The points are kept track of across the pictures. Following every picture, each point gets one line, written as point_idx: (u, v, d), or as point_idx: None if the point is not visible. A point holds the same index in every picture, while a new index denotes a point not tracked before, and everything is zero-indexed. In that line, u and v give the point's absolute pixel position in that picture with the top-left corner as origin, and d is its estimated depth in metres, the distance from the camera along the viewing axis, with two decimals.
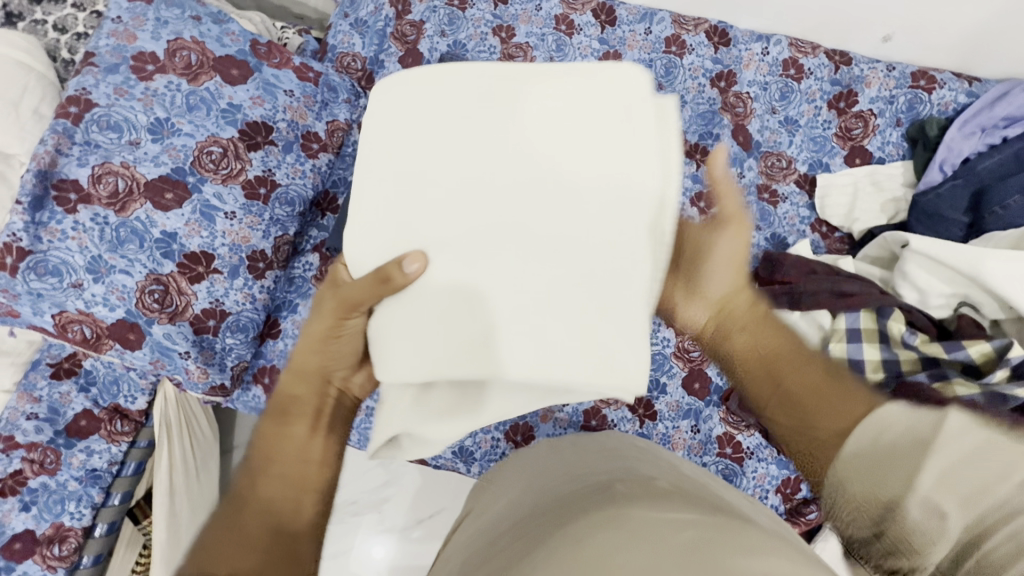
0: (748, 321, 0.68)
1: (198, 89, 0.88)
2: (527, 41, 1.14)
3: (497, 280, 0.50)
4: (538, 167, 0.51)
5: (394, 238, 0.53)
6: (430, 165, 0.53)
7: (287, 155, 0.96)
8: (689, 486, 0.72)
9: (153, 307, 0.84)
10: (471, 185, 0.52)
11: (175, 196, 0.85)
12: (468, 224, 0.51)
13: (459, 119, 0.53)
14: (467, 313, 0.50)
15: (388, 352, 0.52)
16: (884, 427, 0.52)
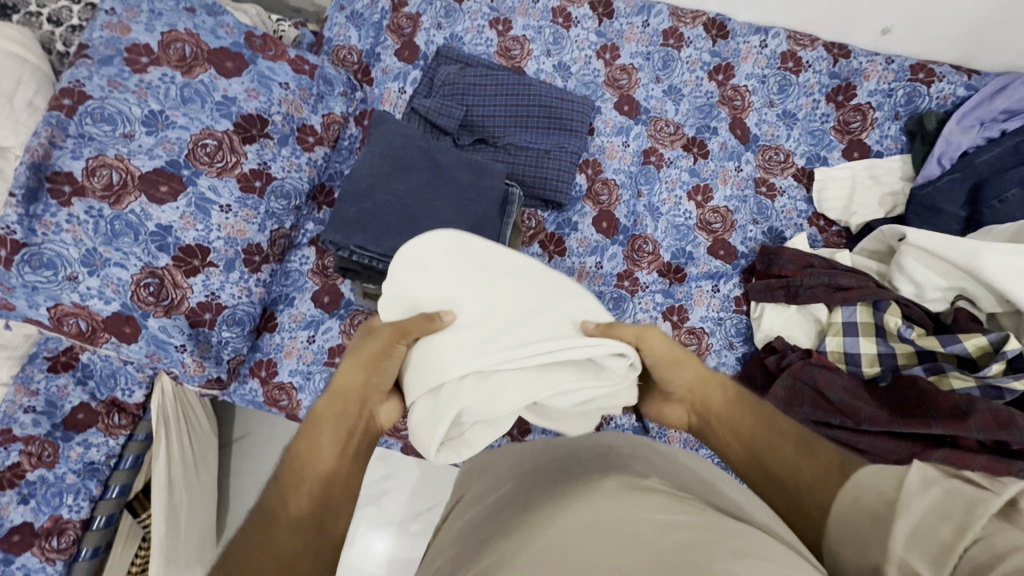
0: (726, 408, 0.65)
1: (192, 82, 0.87)
2: (523, 34, 1.13)
3: (493, 352, 0.58)
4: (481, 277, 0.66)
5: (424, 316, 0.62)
6: (420, 279, 0.65)
7: (282, 148, 0.96)
8: (681, 482, 0.72)
9: (148, 300, 0.84)
10: (448, 293, 0.63)
11: (170, 189, 0.85)
12: (462, 306, 0.62)
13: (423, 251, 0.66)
14: (475, 375, 0.57)
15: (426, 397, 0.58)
16: (875, 491, 0.48)
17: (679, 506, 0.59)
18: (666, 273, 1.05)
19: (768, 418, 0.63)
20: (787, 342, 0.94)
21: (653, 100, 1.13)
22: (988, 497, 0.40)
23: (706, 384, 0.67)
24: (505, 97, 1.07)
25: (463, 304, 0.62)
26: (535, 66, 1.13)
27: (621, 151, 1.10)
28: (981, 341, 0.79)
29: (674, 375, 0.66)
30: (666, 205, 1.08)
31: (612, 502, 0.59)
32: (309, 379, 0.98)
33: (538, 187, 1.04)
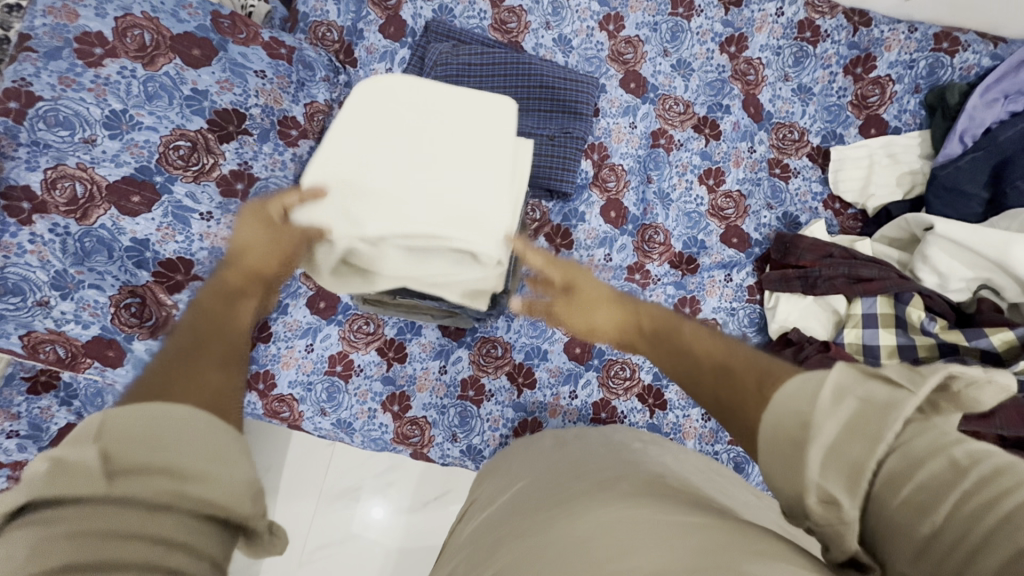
0: (642, 337, 0.62)
1: (156, 75, 0.78)
2: (519, 5, 1.05)
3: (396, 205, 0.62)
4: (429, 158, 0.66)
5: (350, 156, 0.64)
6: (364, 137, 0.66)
7: (264, 144, 0.87)
8: (695, 485, 0.70)
9: (131, 322, 0.78)
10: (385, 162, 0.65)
11: (143, 199, 0.77)
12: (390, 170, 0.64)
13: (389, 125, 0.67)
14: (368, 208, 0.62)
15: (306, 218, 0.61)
16: (788, 399, 0.41)
17: (699, 511, 0.57)
18: (678, 264, 1.01)
19: (679, 344, 0.57)
20: (803, 334, 0.92)
21: (661, 75, 1.06)
22: (903, 397, 0.36)
23: (629, 319, 0.64)
24: (504, 79, 0.99)
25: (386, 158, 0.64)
26: (534, 41, 1.04)
27: (628, 134, 1.04)
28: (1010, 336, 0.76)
29: (596, 315, 0.65)
30: (677, 190, 1.03)
31: (632, 506, 0.57)
32: (311, 390, 0.95)
33: (542, 177, 0.98)
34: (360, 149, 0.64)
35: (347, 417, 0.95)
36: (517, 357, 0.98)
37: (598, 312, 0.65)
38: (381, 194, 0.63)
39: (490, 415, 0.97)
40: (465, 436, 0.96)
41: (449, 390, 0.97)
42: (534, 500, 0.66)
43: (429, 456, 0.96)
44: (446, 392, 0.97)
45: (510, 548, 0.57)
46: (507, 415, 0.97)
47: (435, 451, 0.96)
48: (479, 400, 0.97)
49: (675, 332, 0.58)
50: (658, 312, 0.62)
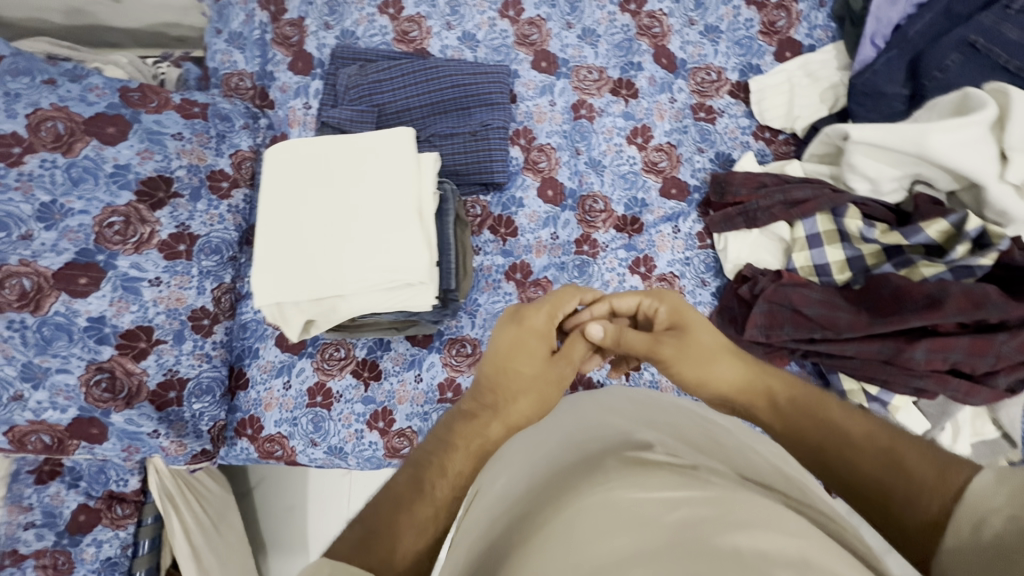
0: (786, 404, 0.62)
1: (76, 160, 0.81)
2: (417, 12, 1.06)
3: (334, 268, 0.76)
4: (345, 216, 0.77)
5: (280, 237, 0.77)
6: (290, 213, 0.78)
7: (197, 203, 0.90)
8: (704, 446, 0.58)
9: (104, 397, 0.81)
10: (311, 231, 0.77)
11: (90, 279, 0.81)
12: (320, 238, 0.77)
13: (308, 197, 0.78)
14: (312, 276, 0.76)
15: (266, 293, 0.75)
16: (986, 513, 0.42)
17: (693, 479, 0.46)
18: (623, 227, 1.02)
19: (827, 421, 0.58)
20: (757, 268, 0.93)
21: (570, 49, 1.07)
22: None
23: (761, 385, 0.64)
24: (416, 87, 1.01)
25: (314, 229, 0.77)
26: (439, 43, 1.06)
27: (550, 112, 1.05)
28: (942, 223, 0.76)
29: (712, 372, 0.65)
30: (608, 156, 1.03)
31: (616, 478, 0.46)
32: (297, 425, 0.98)
33: (474, 173, 1.00)
34: (286, 209, 0.78)
35: (336, 443, 0.98)
36: None
37: (716, 367, 0.65)
38: (323, 258, 0.76)
39: None
40: None
41: (428, 396, 0.99)
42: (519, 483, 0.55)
43: None
44: (425, 399, 0.99)
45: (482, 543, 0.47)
46: None
47: None
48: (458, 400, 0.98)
49: (820, 403, 0.60)
50: (793, 380, 0.63)
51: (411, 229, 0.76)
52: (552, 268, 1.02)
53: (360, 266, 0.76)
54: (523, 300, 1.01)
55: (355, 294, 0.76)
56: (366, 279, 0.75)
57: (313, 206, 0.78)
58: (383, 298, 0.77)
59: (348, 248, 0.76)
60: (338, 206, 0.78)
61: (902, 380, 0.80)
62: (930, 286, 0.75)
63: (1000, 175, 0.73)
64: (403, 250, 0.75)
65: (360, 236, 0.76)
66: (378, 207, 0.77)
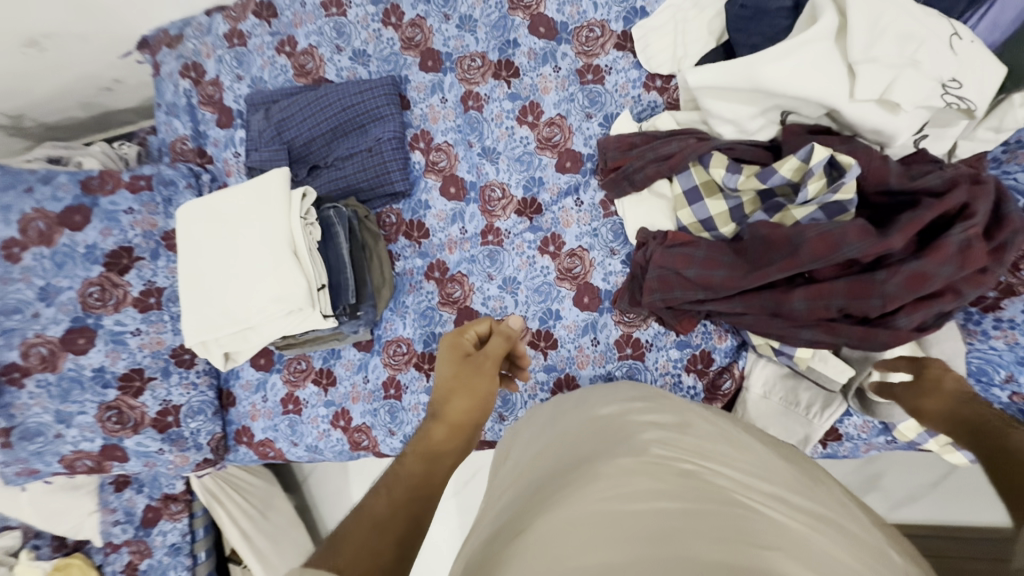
0: None
1: (57, 248, 1.03)
2: (309, 44, 1.13)
3: (235, 308, 0.89)
4: (236, 260, 0.89)
5: (192, 286, 0.91)
6: (198, 264, 0.92)
7: (157, 261, 1.08)
8: (713, 436, 0.59)
9: (116, 428, 1.04)
10: (213, 278, 0.90)
11: (87, 338, 1.03)
12: (221, 282, 0.90)
13: (209, 247, 0.91)
14: (220, 316, 0.89)
15: (189, 334, 0.91)
16: None
17: (693, 483, 0.48)
18: (524, 211, 1.03)
19: None
20: (649, 232, 0.87)
21: (451, 41, 1.07)
22: None
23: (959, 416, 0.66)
24: (314, 116, 1.08)
25: (216, 277, 0.90)
26: (333, 68, 1.12)
27: (442, 110, 1.07)
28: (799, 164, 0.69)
29: (922, 400, 0.69)
30: (502, 142, 1.04)
31: (613, 480, 0.49)
32: (279, 429, 1.15)
33: (379, 186, 1.07)
34: (194, 261, 0.92)
35: (311, 441, 1.13)
36: (419, 347, 1.08)
37: (926, 398, 0.69)
38: (225, 300, 0.89)
39: (410, 404, 1.08)
40: (399, 428, 1.08)
41: (375, 394, 1.10)
42: (531, 478, 0.58)
43: (382, 452, 1.10)
44: (373, 397, 1.10)
45: (486, 532, 0.50)
46: (423, 401, 1.07)
47: (385, 447, 1.10)
48: (400, 395, 1.08)
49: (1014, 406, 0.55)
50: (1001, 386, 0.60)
51: (287, 265, 0.86)
52: (465, 262, 1.06)
53: (255, 303, 0.87)
54: (444, 296, 1.06)
55: (256, 326, 0.89)
56: (259, 314, 0.87)
57: (213, 255, 0.91)
58: (281, 326, 0.89)
59: (244, 288, 0.88)
60: (231, 253, 0.90)
61: (792, 332, 0.75)
62: (791, 232, 0.69)
63: (851, 96, 0.67)
64: (283, 284, 0.86)
65: (249, 276, 0.88)
66: (258, 249, 0.88)
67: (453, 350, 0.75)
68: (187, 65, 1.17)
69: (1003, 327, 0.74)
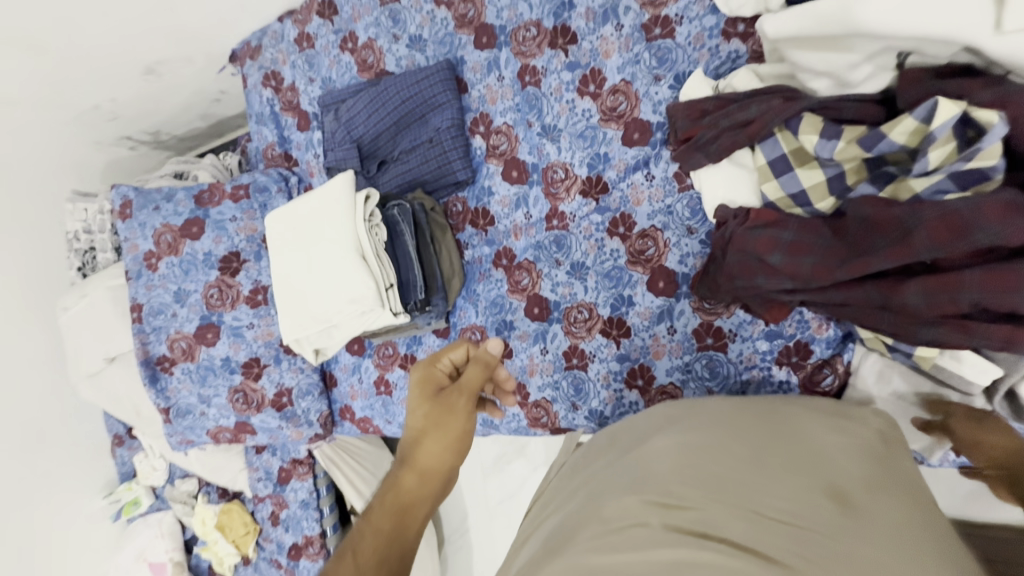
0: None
1: (183, 256, 1.19)
2: (369, 37, 1.13)
3: (320, 309, 0.96)
4: (316, 263, 0.96)
5: (285, 289, 1.01)
6: (287, 267, 1.00)
7: (260, 261, 1.20)
8: (743, 456, 0.53)
9: (244, 407, 1.21)
10: (300, 281, 0.98)
11: (213, 333, 1.19)
12: (307, 285, 0.97)
13: (294, 253, 0.99)
14: (308, 316, 0.98)
15: (287, 332, 1.00)
16: None
17: (707, 524, 0.44)
18: (589, 191, 0.96)
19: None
20: (730, 210, 0.76)
21: (504, 11, 0.99)
22: None
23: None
24: (378, 112, 1.10)
25: (301, 280, 0.98)
26: (393, 59, 1.12)
27: (500, 89, 1.02)
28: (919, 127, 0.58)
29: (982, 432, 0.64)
30: (562, 117, 0.96)
31: (612, 521, 0.46)
32: (374, 408, 1.25)
33: (443, 178, 1.06)
34: (283, 266, 1.00)
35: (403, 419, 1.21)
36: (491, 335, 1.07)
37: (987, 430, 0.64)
38: (311, 301, 0.97)
39: None
40: None
41: None
42: (557, 513, 0.55)
43: None
44: None
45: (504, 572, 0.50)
46: None
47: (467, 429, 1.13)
48: None
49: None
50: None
51: (358, 268, 0.91)
52: (531, 249, 1.03)
53: (334, 303, 0.94)
54: (512, 284, 1.05)
55: (338, 324, 0.96)
56: (339, 313, 0.94)
57: (297, 259, 0.98)
58: (359, 323, 0.95)
59: (324, 290, 0.95)
60: (312, 257, 0.96)
61: (909, 331, 0.62)
62: (902, 212, 0.59)
63: (997, 28, 0.53)
64: (356, 285, 0.91)
65: (327, 279, 0.94)
66: (333, 252, 0.93)
67: (426, 385, 0.71)
68: (267, 75, 1.25)
69: None
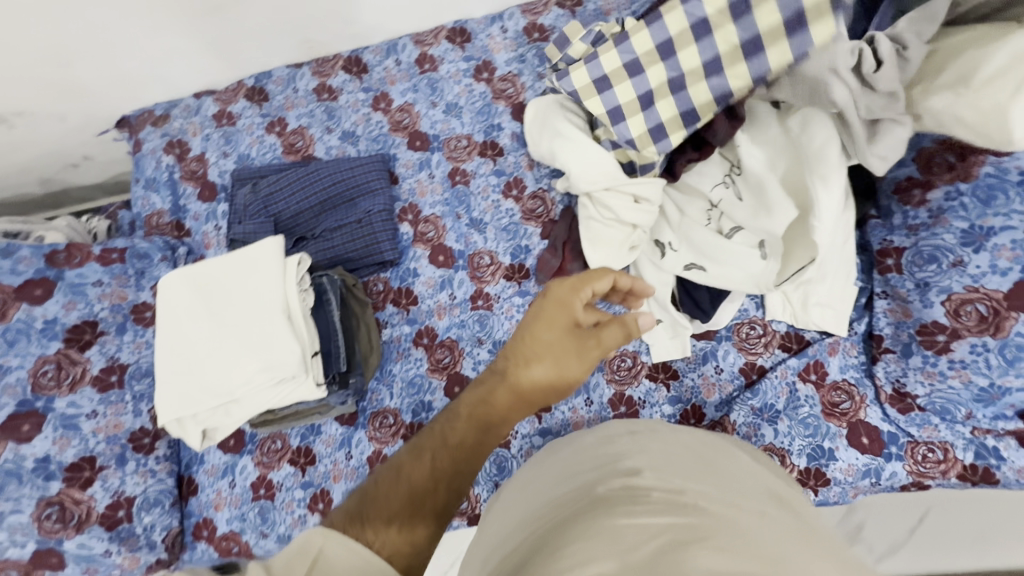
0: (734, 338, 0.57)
1: (10, 323, 0.95)
2: (300, 125, 1.19)
3: (221, 380, 0.84)
4: (225, 327, 0.86)
5: (172, 358, 0.87)
6: (180, 333, 0.87)
7: (123, 335, 1.03)
8: (735, 534, 0.44)
9: (55, 527, 0.91)
10: (197, 348, 0.86)
11: (32, 424, 0.93)
12: (207, 352, 0.86)
13: (195, 316, 0.88)
14: (202, 388, 0.84)
15: (168, 410, 0.85)
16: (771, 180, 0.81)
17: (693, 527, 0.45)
18: (512, 275, 1.07)
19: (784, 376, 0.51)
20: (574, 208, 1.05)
21: (438, 124, 1.16)
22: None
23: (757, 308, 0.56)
24: (303, 190, 1.11)
25: (200, 347, 0.86)
26: (323, 147, 1.18)
27: (430, 185, 1.13)
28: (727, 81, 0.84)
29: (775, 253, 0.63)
30: (488, 213, 1.10)
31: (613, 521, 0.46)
32: (246, 519, 1.03)
33: (367, 256, 1.08)
34: (176, 331, 0.88)
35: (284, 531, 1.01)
36: (407, 417, 1.03)
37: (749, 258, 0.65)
38: (209, 372, 0.85)
39: None
40: None
41: (359, 471, 1.02)
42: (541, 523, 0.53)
43: None
44: (357, 475, 1.02)
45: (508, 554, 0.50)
46: None
47: None
48: None
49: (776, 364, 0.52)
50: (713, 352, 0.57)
51: (282, 330, 0.85)
52: (455, 328, 1.06)
53: (243, 370, 0.84)
54: (433, 362, 1.05)
55: (241, 397, 0.85)
56: (246, 383, 0.83)
57: (198, 322, 0.87)
58: (269, 395, 0.85)
59: (231, 356, 0.85)
60: (220, 320, 0.87)
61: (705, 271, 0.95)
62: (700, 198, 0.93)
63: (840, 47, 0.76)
64: (276, 349, 0.84)
65: (238, 343, 0.85)
66: (252, 314, 0.86)
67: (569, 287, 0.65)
68: (171, 142, 1.20)
69: (956, 367, 0.80)
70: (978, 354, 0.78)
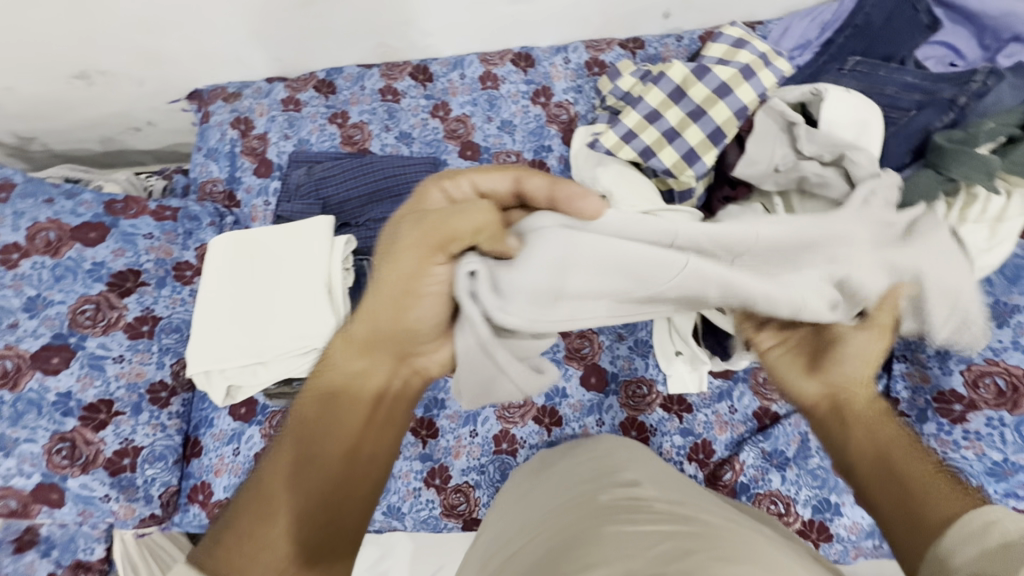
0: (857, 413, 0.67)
1: (61, 260, 1.01)
2: (361, 119, 1.25)
3: (254, 340, 0.87)
4: (267, 290, 0.90)
5: (211, 312, 0.90)
6: (223, 290, 0.91)
7: (162, 289, 1.06)
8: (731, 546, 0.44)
9: (63, 464, 0.92)
10: (237, 307, 0.90)
11: (62, 358, 0.96)
12: (246, 312, 0.89)
13: (240, 277, 0.91)
14: (235, 344, 0.88)
15: (199, 360, 0.88)
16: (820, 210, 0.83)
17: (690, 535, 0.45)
18: None
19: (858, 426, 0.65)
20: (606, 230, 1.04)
21: (491, 138, 1.22)
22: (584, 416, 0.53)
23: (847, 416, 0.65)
24: (355, 179, 1.16)
25: (239, 307, 0.89)
26: (379, 143, 1.24)
27: None
28: (768, 130, 0.92)
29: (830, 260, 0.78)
30: None
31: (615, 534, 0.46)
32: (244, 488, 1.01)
33: None
34: (219, 288, 0.91)
35: None
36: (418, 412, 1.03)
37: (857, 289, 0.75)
38: (243, 331, 0.88)
39: (400, 471, 1.00)
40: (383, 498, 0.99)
41: None
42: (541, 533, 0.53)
43: None
44: None
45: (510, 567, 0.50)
46: (416, 468, 1.00)
47: None
48: None
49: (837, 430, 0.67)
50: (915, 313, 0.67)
51: (321, 302, 0.88)
52: None
53: (277, 333, 0.87)
54: None
55: (269, 361, 0.87)
56: (277, 348, 0.86)
57: (242, 283, 0.91)
58: (297, 363, 0.88)
59: (268, 319, 0.88)
60: (263, 283, 0.91)
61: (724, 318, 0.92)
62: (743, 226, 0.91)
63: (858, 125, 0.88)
64: (312, 318, 0.87)
65: (277, 308, 0.88)
66: (295, 282, 0.89)
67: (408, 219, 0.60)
68: (239, 119, 1.27)
69: (970, 438, 0.83)
70: (993, 427, 0.82)
